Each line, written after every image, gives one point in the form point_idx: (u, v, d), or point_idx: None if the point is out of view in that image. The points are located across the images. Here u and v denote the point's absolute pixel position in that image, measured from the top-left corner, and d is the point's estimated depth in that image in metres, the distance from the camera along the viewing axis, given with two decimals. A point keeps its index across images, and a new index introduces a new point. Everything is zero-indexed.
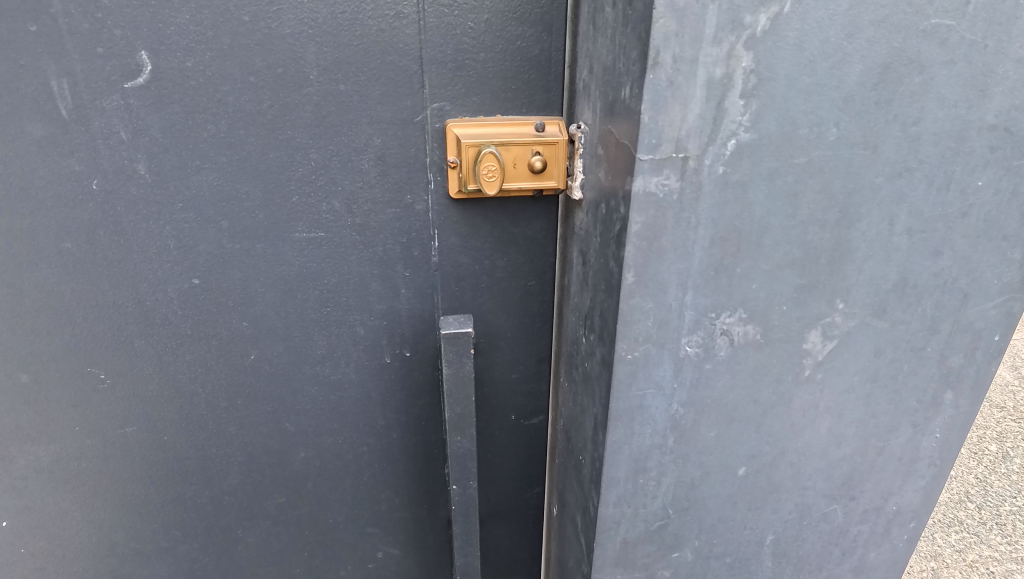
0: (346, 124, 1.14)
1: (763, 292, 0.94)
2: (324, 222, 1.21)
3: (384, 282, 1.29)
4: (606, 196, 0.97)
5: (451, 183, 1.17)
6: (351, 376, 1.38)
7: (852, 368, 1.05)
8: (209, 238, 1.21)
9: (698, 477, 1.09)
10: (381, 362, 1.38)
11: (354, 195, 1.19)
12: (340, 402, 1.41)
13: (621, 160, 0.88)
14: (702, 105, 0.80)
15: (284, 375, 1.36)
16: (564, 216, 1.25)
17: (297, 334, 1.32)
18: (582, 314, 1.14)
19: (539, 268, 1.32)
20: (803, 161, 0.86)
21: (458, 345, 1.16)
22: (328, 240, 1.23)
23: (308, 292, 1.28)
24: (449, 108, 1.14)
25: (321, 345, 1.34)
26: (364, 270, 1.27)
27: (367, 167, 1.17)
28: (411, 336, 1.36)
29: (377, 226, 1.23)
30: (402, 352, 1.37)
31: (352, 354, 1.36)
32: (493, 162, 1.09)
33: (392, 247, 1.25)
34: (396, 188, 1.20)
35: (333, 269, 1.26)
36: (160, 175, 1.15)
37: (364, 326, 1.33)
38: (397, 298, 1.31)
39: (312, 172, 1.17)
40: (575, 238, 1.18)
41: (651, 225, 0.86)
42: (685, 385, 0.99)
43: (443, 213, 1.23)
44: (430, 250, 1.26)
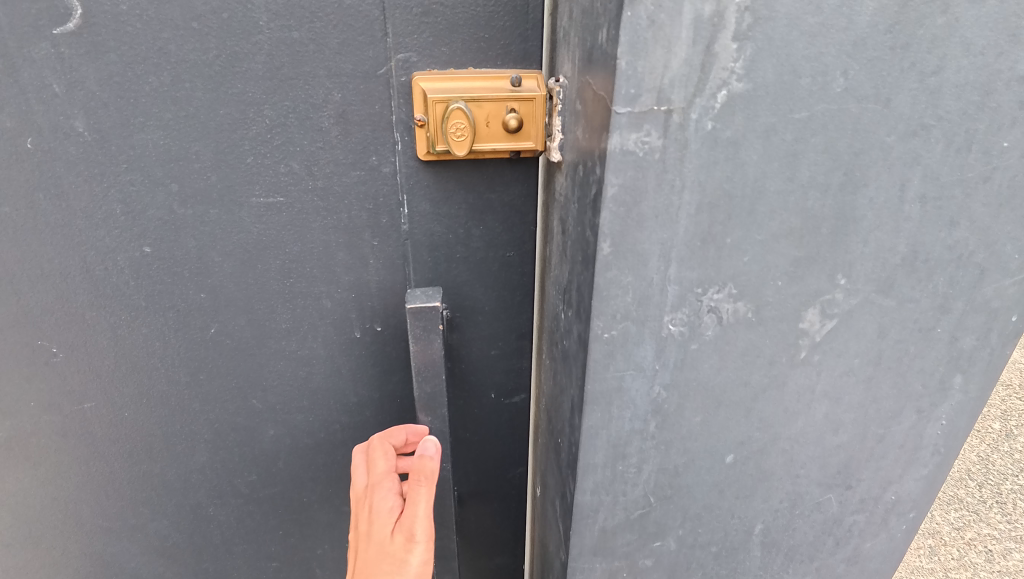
0: (301, 77, 1.03)
1: (755, 265, 0.84)
2: (283, 185, 1.12)
3: (351, 251, 1.20)
4: (583, 157, 0.86)
5: (419, 143, 1.06)
6: (319, 351, 1.30)
7: (853, 349, 0.96)
8: (160, 203, 1.12)
9: (682, 464, 1.01)
10: (350, 337, 1.30)
11: (313, 155, 1.09)
12: (307, 378, 1.33)
13: (598, 115, 0.78)
14: (688, 48, 0.69)
15: (248, 350, 1.29)
16: (545, 181, 1.14)
17: (260, 306, 1.24)
18: (562, 287, 1.05)
19: (519, 238, 1.22)
20: (804, 115, 0.75)
21: (423, 319, 1.07)
22: (288, 204, 1.14)
23: (268, 261, 1.19)
24: (415, 60, 1.03)
25: (285, 319, 1.26)
26: (330, 238, 1.18)
27: (327, 125, 1.07)
28: (382, 310, 1.27)
29: (341, 191, 1.13)
30: (372, 325, 1.29)
31: (319, 328, 1.27)
32: (461, 119, 0.98)
33: (359, 213, 1.16)
34: (360, 148, 1.10)
35: (296, 237, 1.17)
36: (101, 132, 1.05)
37: (331, 297, 1.24)
38: (366, 269, 1.22)
39: (266, 131, 1.07)
40: (554, 205, 1.09)
41: (630, 188, 0.75)
42: (668, 366, 0.90)
43: (412, 178, 1.14)
44: (399, 217, 1.17)
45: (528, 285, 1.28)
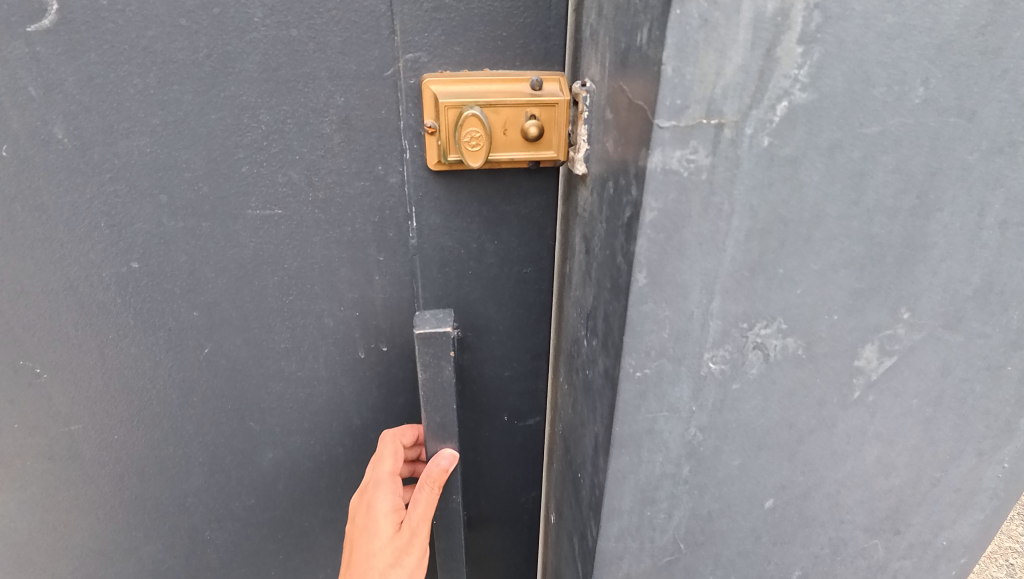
0: (300, 79, 0.94)
1: (809, 298, 0.75)
2: (281, 197, 1.03)
3: (355, 267, 1.11)
4: (615, 173, 0.77)
5: (430, 151, 0.96)
6: (320, 372, 1.22)
7: (912, 388, 0.86)
8: (148, 214, 1.03)
9: (717, 509, 0.92)
10: (354, 357, 1.21)
11: (314, 164, 1.00)
12: (308, 400, 1.25)
13: (633, 129, 0.69)
14: (745, 53, 0.59)
15: (244, 370, 1.20)
16: (565, 193, 1.05)
17: (256, 324, 1.15)
18: (585, 312, 0.95)
19: (536, 255, 1.13)
20: (875, 131, 0.66)
21: (433, 346, 0.98)
22: (287, 216, 1.05)
23: (265, 277, 1.10)
24: (425, 60, 0.93)
25: (284, 338, 1.17)
26: (332, 253, 1.09)
27: (330, 132, 0.98)
28: (387, 329, 1.19)
29: (343, 203, 1.05)
30: (377, 346, 1.20)
31: (319, 348, 1.19)
32: (474, 126, 0.88)
33: (364, 227, 1.07)
34: (365, 157, 1.00)
35: (295, 252, 1.08)
36: (83, 138, 0.96)
37: (333, 315, 1.16)
38: (371, 286, 1.13)
39: (263, 137, 0.98)
40: (576, 221, 0.99)
41: (671, 212, 0.66)
42: (706, 407, 0.80)
43: (422, 190, 1.04)
44: (408, 232, 1.08)
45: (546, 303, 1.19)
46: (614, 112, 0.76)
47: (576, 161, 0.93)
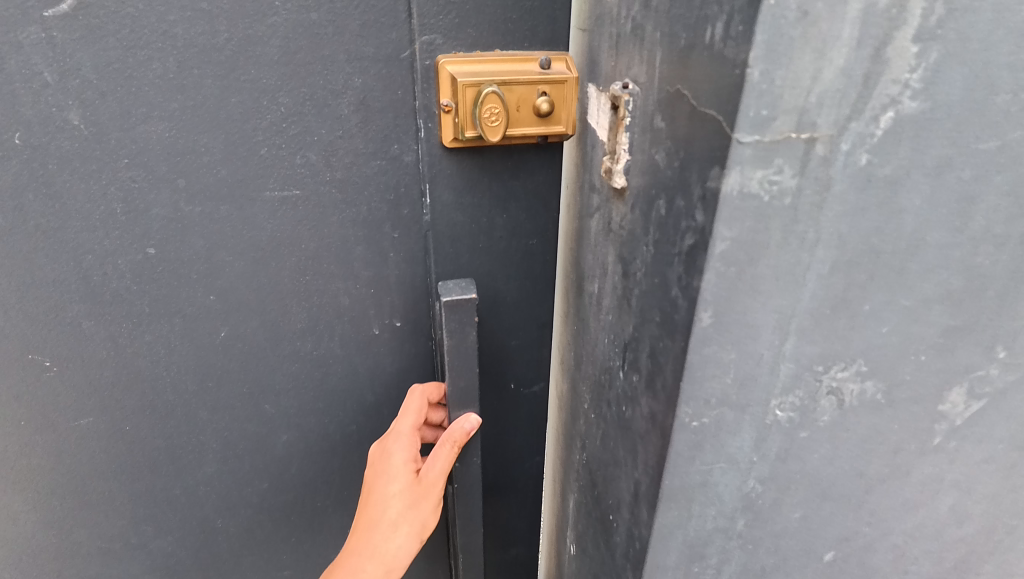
0: (323, 59, 0.82)
1: (896, 338, 0.64)
2: (299, 177, 0.89)
3: (370, 245, 0.96)
4: (655, 181, 0.66)
5: (444, 128, 0.86)
6: (337, 361, 1.05)
7: (998, 432, 0.75)
8: (162, 202, 0.87)
9: (772, 566, 0.79)
10: (366, 344, 1.04)
11: (330, 144, 0.88)
12: (319, 394, 1.08)
13: (705, 124, 0.56)
14: (850, 56, 0.50)
15: (258, 361, 1.02)
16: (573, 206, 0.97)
17: (274, 308, 0.98)
18: (603, 346, 0.87)
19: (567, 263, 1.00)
20: (993, 147, 0.56)
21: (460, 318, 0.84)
22: (307, 198, 0.91)
23: (280, 259, 0.94)
24: (441, 43, 0.82)
25: (297, 324, 1.00)
26: (351, 232, 0.95)
27: (346, 114, 0.86)
28: (403, 306, 1.02)
29: (360, 180, 0.91)
30: (390, 326, 1.04)
31: (335, 331, 1.02)
32: (496, 100, 0.79)
33: (376, 201, 0.93)
34: (381, 137, 0.88)
35: (312, 231, 0.93)
36: (98, 123, 0.81)
37: (347, 296, 1.00)
38: (386, 262, 0.98)
39: (283, 120, 0.85)
40: (589, 239, 0.91)
41: (744, 243, 0.56)
42: (768, 458, 0.69)
43: (442, 169, 0.91)
44: (419, 201, 0.94)
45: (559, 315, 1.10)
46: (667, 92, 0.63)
47: (610, 167, 0.78)
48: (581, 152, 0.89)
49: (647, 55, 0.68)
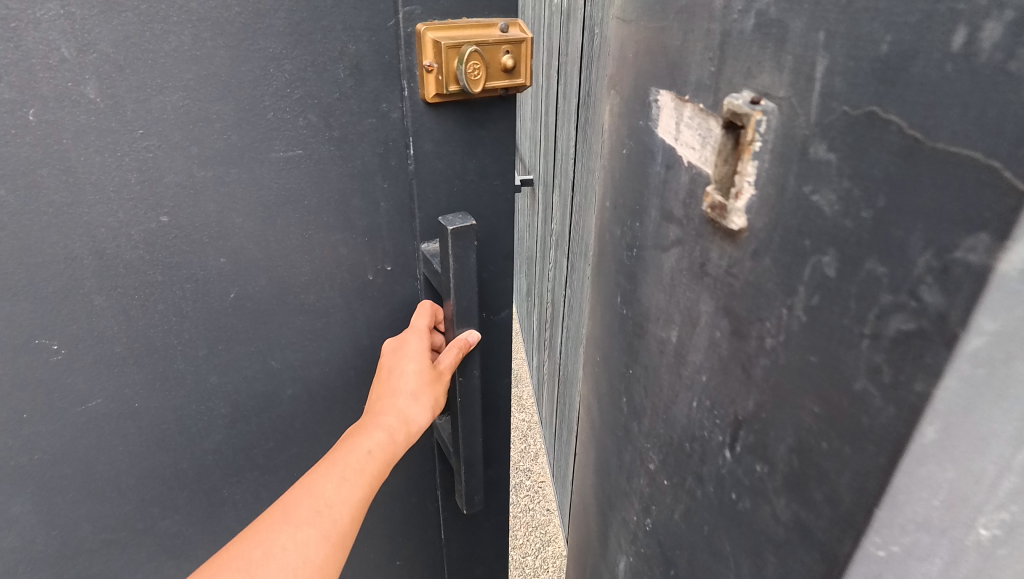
0: (325, 10, 0.58)
1: None
2: (309, 135, 0.62)
3: (365, 199, 0.68)
4: (775, 205, 0.41)
5: (425, 90, 0.63)
6: (329, 320, 0.73)
7: None
8: (176, 172, 0.59)
9: None
10: (351, 310, 0.73)
11: (329, 109, 0.62)
12: (311, 368, 0.74)
13: (875, 135, 0.33)
14: None
15: (263, 325, 0.69)
16: (604, 212, 0.76)
17: (280, 263, 0.67)
18: (688, 418, 0.56)
19: (595, 273, 0.82)
20: None
21: (463, 244, 0.65)
22: (309, 158, 0.63)
23: (284, 214, 0.65)
24: (420, 11, 0.60)
25: (285, 272, 0.68)
26: (352, 183, 0.66)
27: (343, 79, 0.61)
28: (396, 260, 0.73)
29: (353, 136, 0.64)
30: (380, 287, 0.73)
31: (335, 284, 0.71)
32: (479, 67, 0.61)
33: (370, 157, 0.66)
34: (371, 98, 0.63)
35: (314, 184, 0.65)
36: (114, 94, 0.54)
37: (347, 243, 0.69)
38: (379, 214, 0.69)
39: (291, 84, 0.59)
40: (654, 273, 0.60)
41: (1011, 337, 0.28)
42: None
43: (428, 127, 0.66)
44: (403, 152, 0.67)
45: (576, 325, 0.96)
46: (776, 58, 0.40)
47: (714, 196, 0.48)
48: (634, 142, 0.64)
49: (729, 31, 0.45)
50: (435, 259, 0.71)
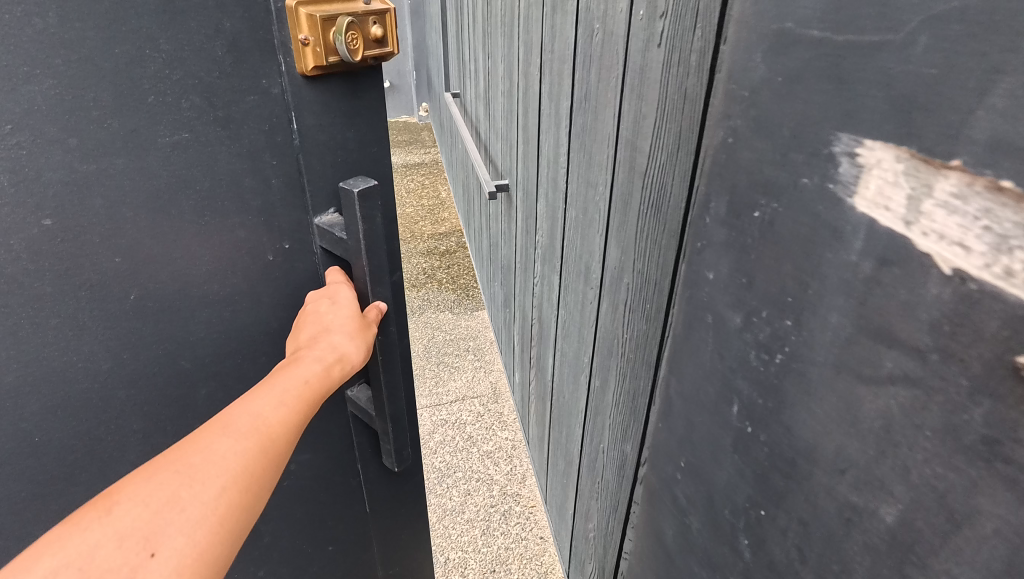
0: None
1: None
2: (215, 111, 0.41)
3: (255, 178, 0.44)
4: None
5: (306, 66, 0.42)
6: (210, 320, 0.46)
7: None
8: (58, 169, 0.36)
9: None
10: (228, 313, 0.47)
11: (211, 88, 0.40)
12: (207, 383, 0.48)
13: None
14: None
15: (169, 321, 0.44)
16: (624, 244, 0.63)
17: (178, 255, 0.43)
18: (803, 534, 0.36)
19: (604, 309, 0.72)
20: None
21: (373, 211, 0.47)
22: (202, 140, 0.41)
23: (180, 219, 0.42)
24: None
25: (180, 269, 0.43)
26: (242, 161, 0.43)
27: (220, 55, 0.39)
28: (295, 237, 0.49)
29: (239, 117, 0.42)
30: (283, 270, 0.49)
31: (238, 268, 0.46)
32: (360, 42, 0.41)
33: (254, 135, 0.43)
34: (251, 75, 0.41)
35: (207, 164, 0.42)
36: None
37: (246, 221, 0.45)
38: (272, 193, 0.46)
39: (167, 64, 0.37)
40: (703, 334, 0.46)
41: None
42: None
43: (310, 97, 0.44)
44: (289, 129, 0.44)
45: (576, 359, 0.86)
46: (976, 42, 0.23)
47: None
48: (671, 149, 0.51)
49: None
50: (339, 229, 0.48)
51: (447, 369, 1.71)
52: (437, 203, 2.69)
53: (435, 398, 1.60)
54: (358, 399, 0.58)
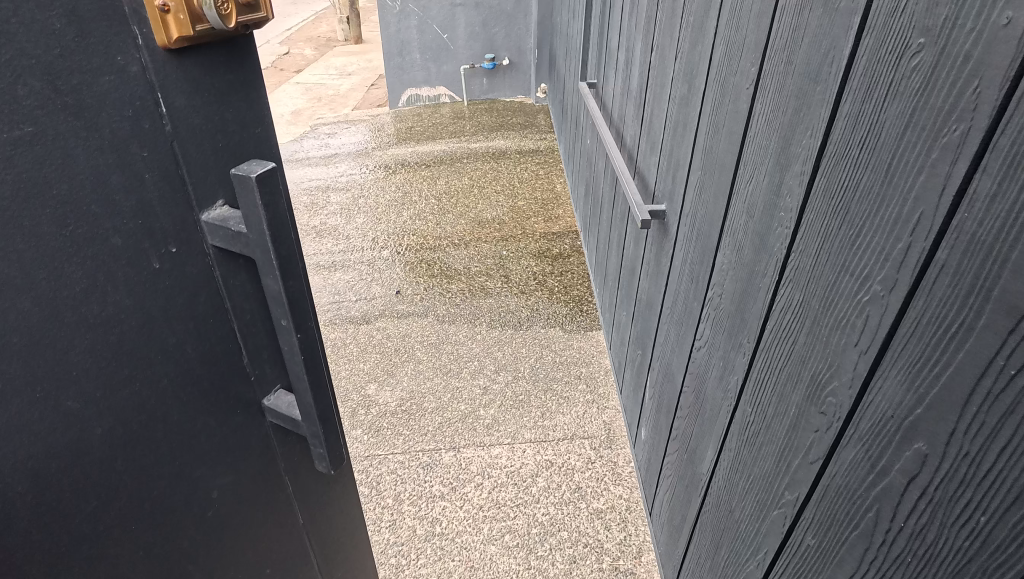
0: None
1: None
2: (68, 102, 0.35)
3: (123, 171, 0.39)
4: None
5: (165, 32, 0.39)
6: (94, 346, 0.39)
7: None
8: None
9: None
10: (116, 336, 0.41)
11: (53, 71, 0.34)
12: (104, 421, 0.41)
13: None
14: None
15: (44, 347, 0.36)
16: (940, 403, 0.40)
17: (44, 278, 0.36)
18: None
19: (852, 455, 0.49)
20: None
21: (277, 196, 0.44)
22: (52, 134, 0.35)
23: (51, 236, 0.36)
24: None
25: (50, 291, 0.36)
26: (106, 156, 0.38)
27: (60, 29, 0.34)
28: (179, 236, 0.44)
29: (93, 103, 0.36)
30: (173, 277, 0.44)
31: (119, 280, 0.40)
32: (231, 6, 0.39)
33: (115, 124, 0.38)
34: (102, 52, 0.36)
35: (66, 169, 0.36)
36: None
37: (120, 226, 0.39)
38: (147, 189, 0.41)
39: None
40: None
41: None
42: None
43: (176, 76, 0.41)
44: (157, 113, 0.40)
45: (770, 482, 0.64)
46: None
47: None
48: None
49: None
50: (234, 221, 0.45)
51: (555, 399, 1.52)
52: (551, 197, 2.49)
53: (541, 432, 1.43)
54: (279, 409, 0.55)
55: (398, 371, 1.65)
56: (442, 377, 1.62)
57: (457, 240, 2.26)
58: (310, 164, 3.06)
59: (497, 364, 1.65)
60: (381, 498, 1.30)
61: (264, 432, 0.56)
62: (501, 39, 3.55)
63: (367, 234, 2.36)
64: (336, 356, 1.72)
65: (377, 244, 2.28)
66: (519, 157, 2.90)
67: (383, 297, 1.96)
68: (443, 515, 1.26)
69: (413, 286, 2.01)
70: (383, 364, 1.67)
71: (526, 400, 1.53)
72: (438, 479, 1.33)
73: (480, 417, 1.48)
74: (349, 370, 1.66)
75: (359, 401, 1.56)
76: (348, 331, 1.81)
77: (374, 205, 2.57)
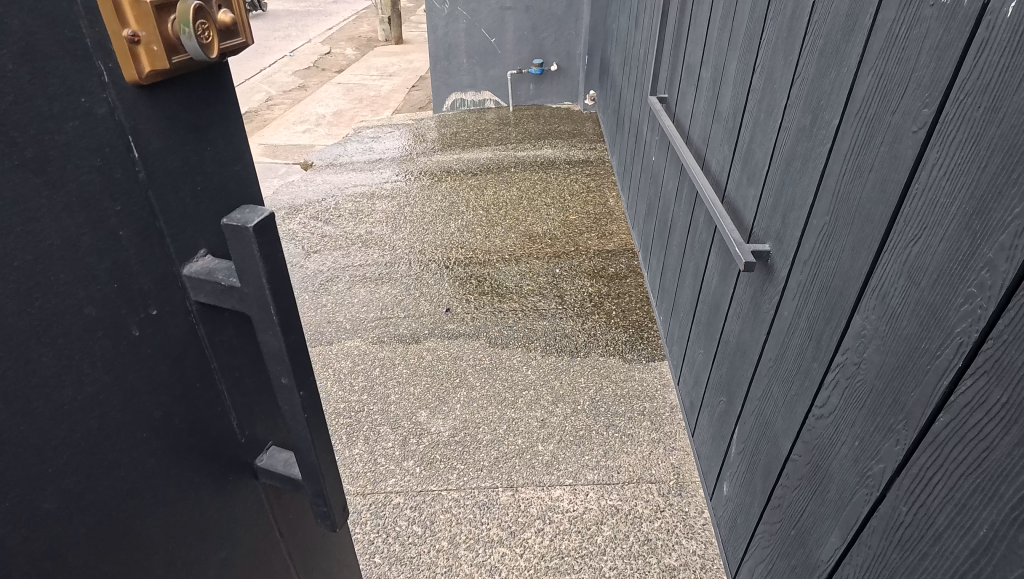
0: None
1: None
2: (26, 158, 0.31)
3: (94, 231, 0.34)
4: None
5: (137, 66, 0.34)
6: (71, 438, 0.35)
7: None
8: None
9: None
10: (97, 421, 0.36)
11: (6, 119, 0.29)
12: (86, 520, 0.36)
13: None
14: None
15: (9, 441, 0.32)
16: None
17: (9, 366, 0.31)
18: None
19: None
20: None
21: (274, 244, 0.40)
22: (10, 195, 0.30)
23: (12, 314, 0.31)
24: None
25: (16, 381, 0.31)
26: (76, 214, 0.33)
27: (12, 70, 0.29)
28: (162, 297, 0.39)
29: (58, 155, 0.32)
30: (155, 343, 0.39)
31: (97, 357, 0.36)
32: (211, 35, 0.36)
33: (83, 176, 0.33)
34: (64, 95, 0.32)
35: (28, 234, 0.31)
36: None
37: (95, 294, 0.35)
38: (124, 249, 0.36)
39: None
40: None
41: None
42: None
43: (149, 113, 0.36)
44: (130, 159, 0.36)
45: None
46: None
47: None
48: None
49: None
50: (222, 272, 0.41)
51: (618, 437, 1.43)
52: (605, 211, 2.40)
53: (605, 474, 1.34)
54: (274, 469, 0.50)
55: (449, 399, 1.56)
56: (497, 408, 1.53)
57: (509, 256, 2.17)
58: (356, 169, 3.01)
59: (553, 395, 1.56)
60: (437, 540, 1.22)
61: (257, 493, 0.51)
62: (550, 44, 3.45)
63: (415, 246, 2.29)
64: (384, 378, 1.64)
65: (426, 257, 2.21)
66: (570, 167, 2.82)
67: (433, 315, 1.89)
68: (502, 563, 1.17)
69: (464, 303, 1.93)
70: (434, 390, 1.60)
71: (586, 436, 1.44)
72: (496, 522, 1.25)
73: (539, 453, 1.40)
74: (398, 395, 1.58)
75: (410, 430, 1.48)
76: (396, 351, 1.74)
77: (422, 215, 2.50)
